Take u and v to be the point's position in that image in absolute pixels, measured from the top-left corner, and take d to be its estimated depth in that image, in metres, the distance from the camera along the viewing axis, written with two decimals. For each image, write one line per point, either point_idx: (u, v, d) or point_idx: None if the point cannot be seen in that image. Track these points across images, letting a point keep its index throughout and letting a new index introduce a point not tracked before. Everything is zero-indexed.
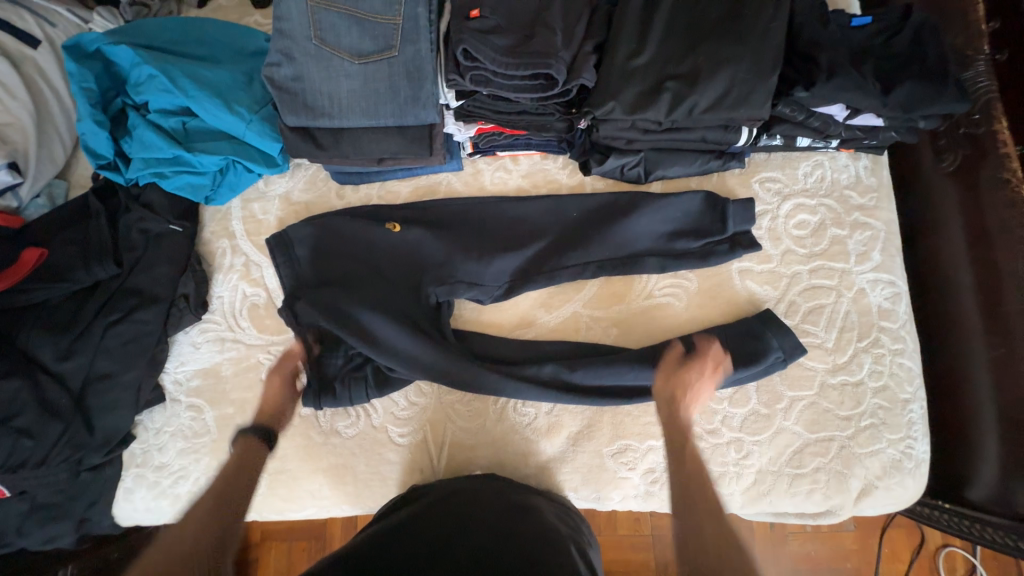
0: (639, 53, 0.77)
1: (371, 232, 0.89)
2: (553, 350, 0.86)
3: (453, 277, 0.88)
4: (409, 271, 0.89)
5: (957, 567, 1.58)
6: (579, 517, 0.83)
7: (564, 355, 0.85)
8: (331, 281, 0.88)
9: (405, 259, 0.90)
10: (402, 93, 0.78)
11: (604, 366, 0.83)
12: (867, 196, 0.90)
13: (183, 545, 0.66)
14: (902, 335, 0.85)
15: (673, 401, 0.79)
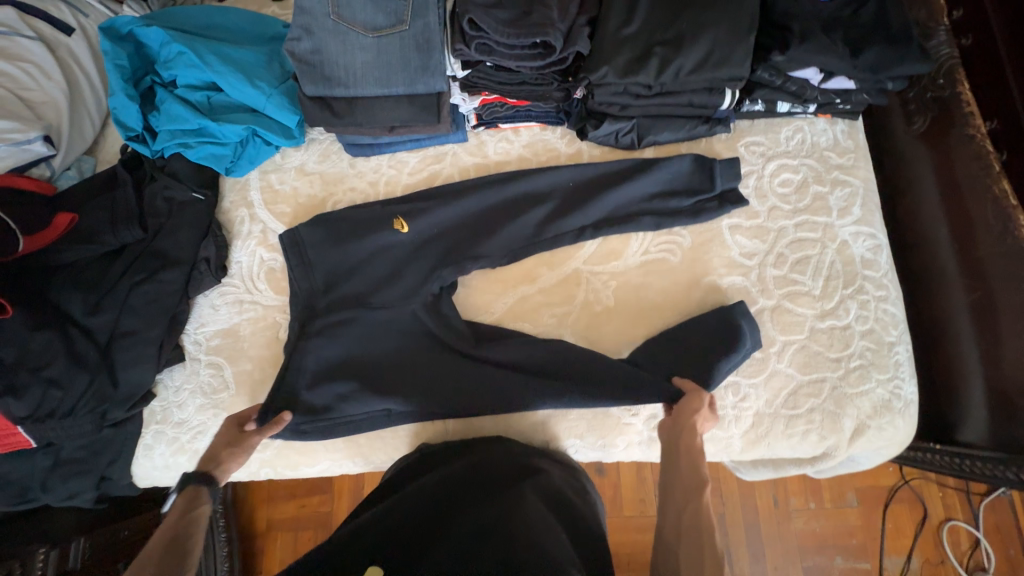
0: (628, 23, 0.84)
1: (378, 232, 0.92)
2: (564, 356, 0.85)
3: (462, 259, 0.91)
4: (417, 267, 0.91)
5: (961, 542, 1.59)
6: (580, 471, 0.85)
7: (575, 366, 0.85)
8: (341, 273, 0.91)
9: (412, 257, 0.92)
10: (412, 63, 0.85)
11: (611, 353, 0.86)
12: (845, 157, 0.97)
13: None
14: (885, 283, 0.91)
15: (691, 456, 0.76)
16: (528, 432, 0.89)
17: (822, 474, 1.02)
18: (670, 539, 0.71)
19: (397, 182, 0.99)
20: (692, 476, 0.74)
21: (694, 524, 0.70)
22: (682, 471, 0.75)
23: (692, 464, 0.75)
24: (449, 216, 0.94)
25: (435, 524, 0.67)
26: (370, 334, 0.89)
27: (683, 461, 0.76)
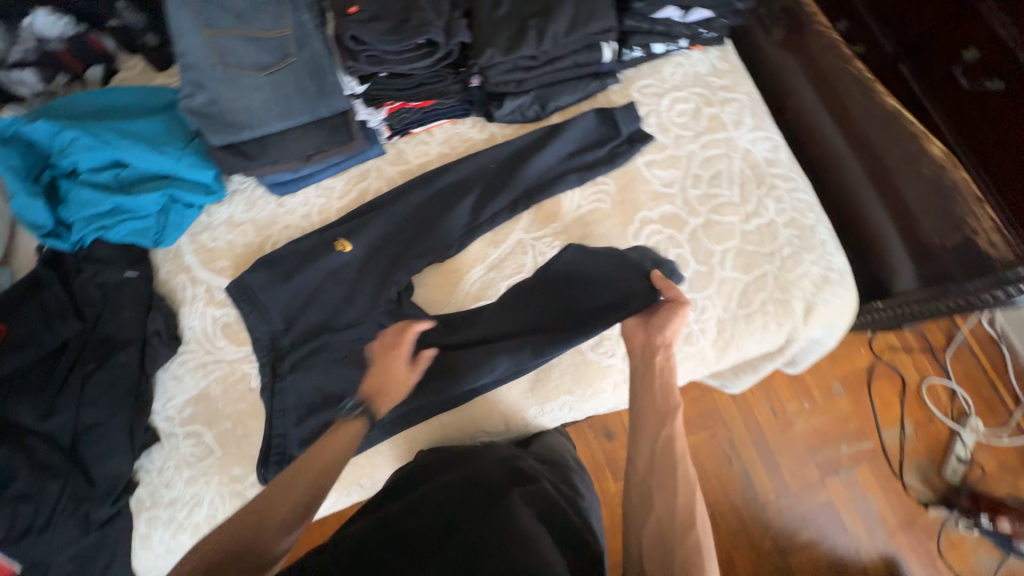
0: (499, 6, 0.91)
1: (324, 255, 0.93)
2: (534, 326, 0.90)
3: (411, 260, 0.94)
4: (370, 280, 0.93)
5: (941, 396, 1.73)
6: (568, 469, 0.91)
7: (542, 331, 0.89)
8: (299, 306, 0.92)
9: (362, 272, 0.94)
10: (309, 90, 0.88)
11: (571, 303, 0.90)
12: (725, 77, 1.07)
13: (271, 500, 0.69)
14: (792, 175, 1.00)
15: (664, 389, 0.80)
16: (520, 403, 0.92)
17: (799, 362, 1.20)
18: (647, 477, 0.76)
19: (330, 208, 1.01)
20: (663, 402, 0.79)
21: (665, 463, 0.76)
22: (647, 410, 0.79)
23: (663, 395, 0.79)
24: (388, 226, 0.97)
25: (430, 540, 0.69)
26: (343, 356, 0.89)
27: (656, 398, 0.79)
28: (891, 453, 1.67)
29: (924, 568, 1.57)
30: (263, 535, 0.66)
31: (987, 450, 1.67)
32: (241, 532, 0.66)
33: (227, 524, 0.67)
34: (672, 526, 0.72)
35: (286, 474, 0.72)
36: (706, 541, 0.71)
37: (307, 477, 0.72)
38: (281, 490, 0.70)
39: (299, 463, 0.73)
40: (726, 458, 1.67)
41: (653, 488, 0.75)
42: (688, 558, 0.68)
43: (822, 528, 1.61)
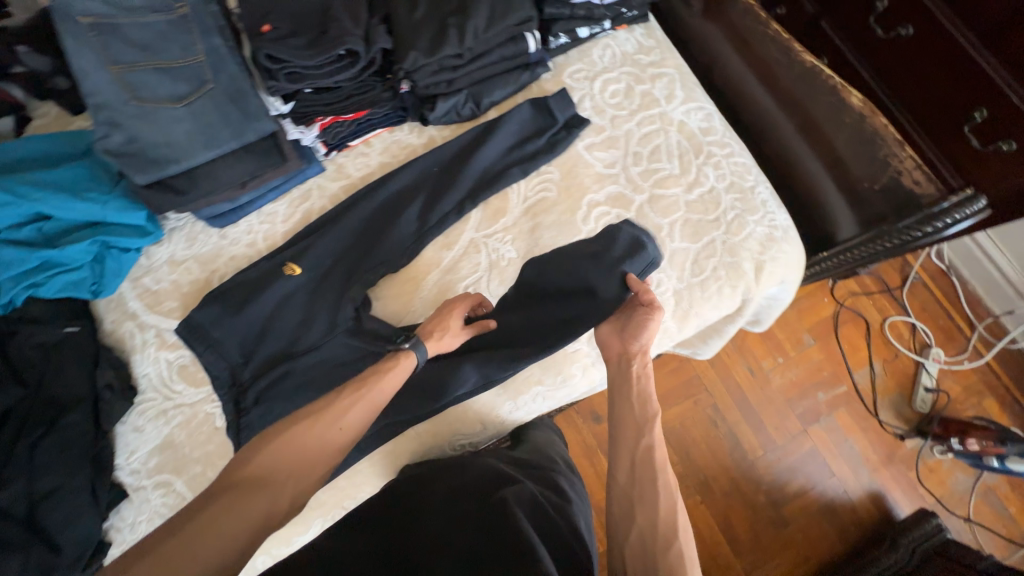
0: (415, 8, 0.90)
1: (273, 282, 0.91)
2: (506, 329, 0.91)
3: (364, 274, 0.93)
4: (326, 300, 0.92)
5: (903, 333, 1.81)
6: (552, 472, 0.96)
7: (515, 336, 0.90)
8: (256, 337, 0.90)
9: (317, 293, 0.92)
10: (232, 115, 0.85)
11: (539, 308, 0.90)
12: (652, 54, 1.08)
13: (297, 447, 0.70)
14: (727, 141, 1.03)
15: (642, 397, 0.76)
16: (494, 401, 0.92)
17: (764, 318, 1.24)
18: (626, 486, 0.73)
19: (276, 233, 0.98)
20: (641, 408, 0.75)
21: (647, 471, 0.73)
22: (629, 416, 0.76)
23: (641, 401, 0.76)
24: (336, 243, 0.95)
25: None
26: (308, 381, 0.88)
27: (634, 406, 0.76)
28: (865, 393, 1.75)
29: (907, 497, 1.65)
30: (314, 465, 0.70)
31: (951, 377, 1.76)
32: (291, 451, 0.69)
33: (276, 443, 0.70)
34: (654, 539, 0.68)
35: (331, 407, 0.73)
36: (690, 554, 0.68)
37: (357, 415, 0.74)
38: (336, 429, 0.72)
39: (346, 403, 0.73)
40: (712, 423, 1.71)
41: (634, 499, 0.72)
42: (672, 571, 0.65)
43: (810, 475, 1.67)
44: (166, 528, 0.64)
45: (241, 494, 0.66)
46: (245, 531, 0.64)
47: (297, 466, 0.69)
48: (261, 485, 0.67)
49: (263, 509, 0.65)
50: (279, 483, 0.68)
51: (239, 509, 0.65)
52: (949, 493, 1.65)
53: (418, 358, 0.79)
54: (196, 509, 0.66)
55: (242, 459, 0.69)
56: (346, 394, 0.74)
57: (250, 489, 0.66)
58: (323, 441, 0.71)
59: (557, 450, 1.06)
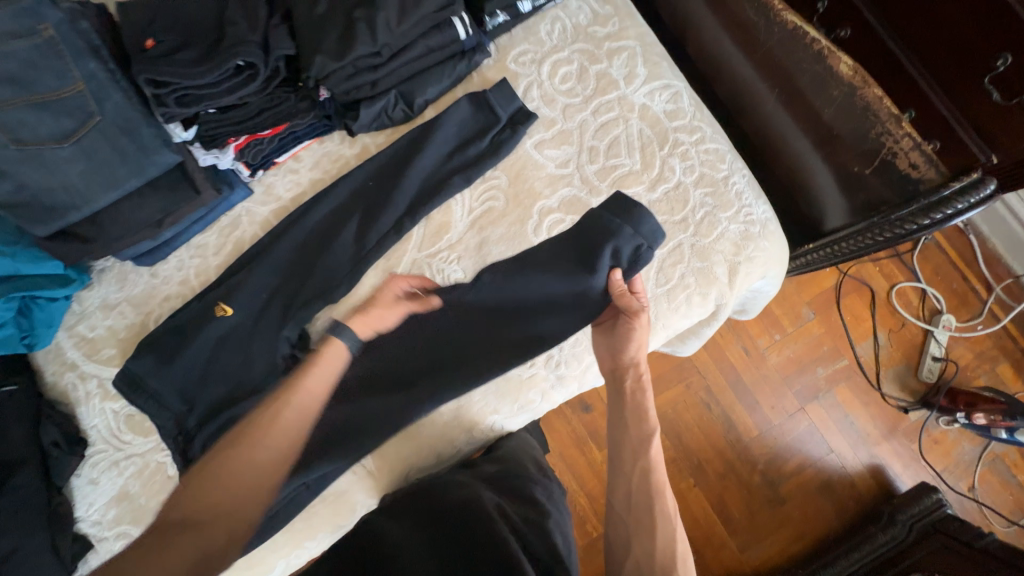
0: (316, 2, 0.78)
1: (204, 325, 0.85)
2: (451, 353, 0.81)
3: (301, 308, 0.86)
4: (264, 339, 0.86)
5: (912, 300, 1.69)
6: (527, 484, 0.80)
7: (467, 358, 0.80)
8: (195, 386, 0.85)
9: (253, 332, 0.87)
10: (127, 150, 0.77)
11: (496, 320, 0.81)
12: (609, 24, 0.94)
13: (237, 469, 0.68)
14: (697, 125, 0.90)
15: (637, 415, 0.76)
16: (449, 432, 0.87)
17: (749, 307, 1.13)
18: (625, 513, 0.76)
19: (208, 267, 0.92)
20: (637, 422, 0.76)
21: (645, 498, 0.74)
22: (632, 436, 0.76)
23: (635, 411, 0.76)
24: (269, 277, 0.89)
25: None
26: None
27: (631, 429, 0.76)
28: (868, 366, 1.66)
29: (908, 470, 1.60)
30: (245, 497, 0.68)
31: (963, 343, 1.65)
32: (214, 487, 0.68)
33: (202, 476, 0.69)
34: (650, 568, 0.70)
35: (259, 422, 0.71)
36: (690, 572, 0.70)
37: (284, 427, 0.70)
38: (261, 448, 0.69)
39: (276, 411, 0.71)
40: (703, 406, 1.64)
41: (638, 528, 0.73)
42: None
43: (807, 453, 1.62)
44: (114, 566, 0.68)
45: (171, 535, 0.67)
46: (178, 567, 0.65)
47: (221, 503, 0.67)
48: (189, 526, 0.67)
49: (194, 547, 0.66)
50: (208, 525, 0.67)
51: (175, 547, 0.66)
52: (953, 465, 1.59)
53: (346, 341, 0.73)
54: (142, 545, 0.69)
55: (173, 497, 0.69)
56: (275, 403, 0.72)
57: (181, 528, 0.67)
58: (249, 469, 0.68)
59: (532, 454, 0.89)
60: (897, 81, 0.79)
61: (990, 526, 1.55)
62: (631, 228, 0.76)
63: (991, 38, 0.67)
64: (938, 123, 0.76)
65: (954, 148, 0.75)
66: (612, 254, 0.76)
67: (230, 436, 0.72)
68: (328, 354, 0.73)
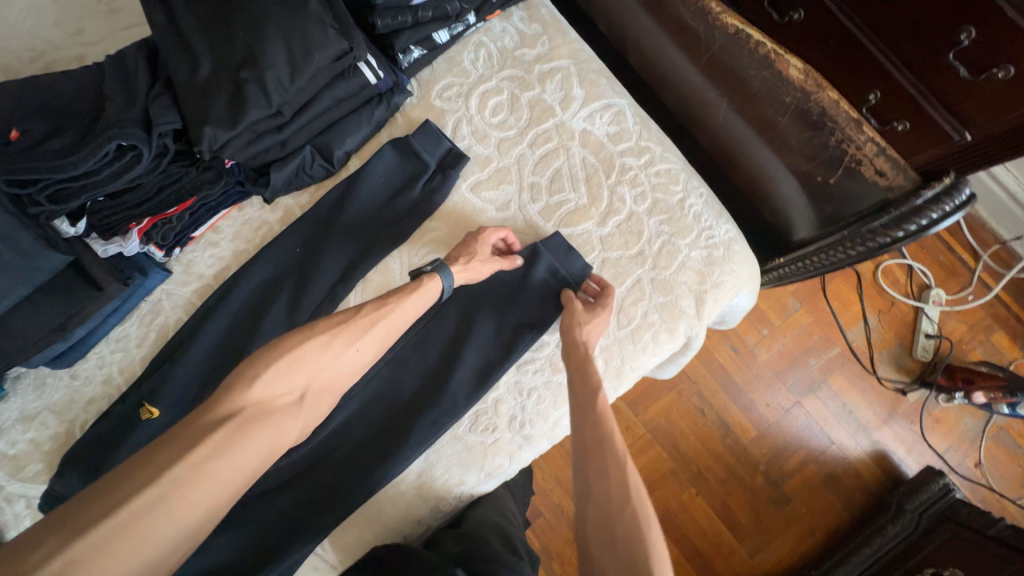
0: (198, 66, 0.70)
1: (132, 431, 0.78)
2: (402, 423, 0.78)
3: None
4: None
5: (898, 277, 1.59)
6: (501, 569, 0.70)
7: (410, 426, 0.78)
8: None
9: None
10: (7, 258, 0.68)
11: (447, 376, 0.79)
12: (538, 45, 0.86)
13: (323, 369, 0.62)
14: (644, 145, 0.82)
15: (581, 365, 0.69)
16: (415, 513, 0.78)
17: (728, 320, 1.03)
18: (579, 459, 0.61)
19: (132, 362, 0.83)
20: (585, 387, 0.66)
21: (594, 430, 0.61)
22: (581, 399, 0.65)
23: (582, 379, 0.67)
24: (200, 367, 0.81)
25: None
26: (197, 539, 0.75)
27: (580, 378, 0.68)
28: (860, 351, 1.54)
29: (914, 453, 1.49)
30: (326, 391, 0.63)
31: (955, 317, 1.57)
32: (296, 374, 0.59)
33: (283, 361, 0.59)
34: (609, 506, 0.55)
35: (349, 325, 0.64)
36: (650, 514, 0.55)
37: (376, 337, 0.66)
38: (351, 351, 0.64)
39: (365, 323, 0.65)
40: (699, 412, 1.49)
41: (586, 472, 0.59)
42: (632, 549, 0.52)
43: (811, 446, 1.48)
44: (145, 469, 0.49)
45: (243, 430, 0.54)
46: (250, 464, 0.55)
47: (307, 389, 0.61)
48: (271, 415, 0.57)
49: (269, 439, 0.56)
50: (286, 415, 0.59)
51: (246, 439, 0.54)
52: (958, 442, 1.50)
53: (445, 282, 0.73)
54: (175, 442, 0.51)
55: (244, 387, 0.56)
56: (363, 316, 0.66)
57: (254, 418, 0.56)
58: (333, 371, 0.63)
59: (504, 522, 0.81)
60: (860, 62, 0.75)
61: (1003, 506, 1.46)
62: (553, 254, 0.79)
63: (951, 12, 0.63)
64: (906, 102, 0.73)
65: (925, 128, 0.72)
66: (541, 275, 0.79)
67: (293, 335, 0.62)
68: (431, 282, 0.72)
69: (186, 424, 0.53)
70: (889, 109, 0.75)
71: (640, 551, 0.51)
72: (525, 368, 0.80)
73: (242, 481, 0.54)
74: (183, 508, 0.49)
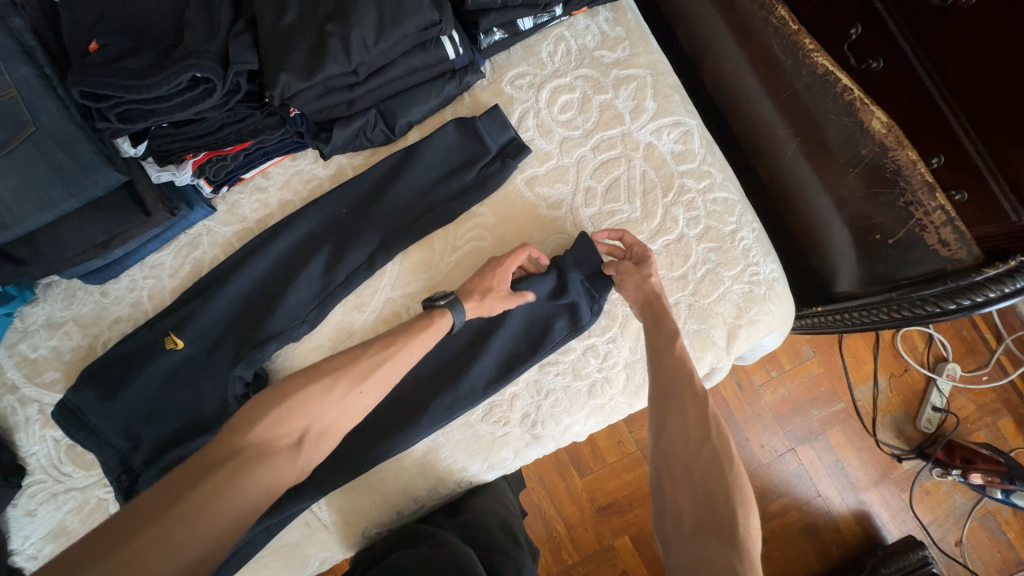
0: (284, 11, 0.70)
1: (154, 357, 0.79)
2: (416, 399, 0.79)
3: (256, 345, 0.78)
4: (215, 376, 0.80)
5: (917, 345, 1.55)
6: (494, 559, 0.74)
7: (421, 403, 0.78)
8: (148, 417, 0.79)
9: (210, 365, 0.80)
10: (65, 167, 0.69)
11: (469, 362, 0.79)
12: (618, 49, 0.85)
13: (327, 403, 0.61)
14: (706, 170, 0.81)
15: (654, 315, 0.69)
16: (413, 488, 0.79)
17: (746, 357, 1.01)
18: (656, 402, 0.61)
19: (162, 290, 0.83)
20: (660, 336, 0.66)
21: (672, 380, 0.61)
22: (658, 342, 0.66)
23: (656, 327, 0.68)
24: (229, 308, 0.81)
25: None
26: None
27: (656, 331, 0.68)
28: (865, 412, 1.52)
29: (896, 519, 1.47)
30: (328, 430, 0.62)
31: (965, 394, 1.53)
32: (298, 415, 0.60)
33: (287, 404, 0.60)
34: (688, 444, 0.57)
35: (358, 363, 0.65)
36: (730, 452, 0.56)
37: (381, 379, 0.66)
38: (354, 394, 0.63)
39: (374, 363, 0.65)
40: None
41: (663, 415, 0.59)
42: (711, 482, 0.54)
43: (797, 494, 1.47)
44: (117, 533, 0.49)
45: (242, 469, 0.55)
46: (246, 509, 0.55)
47: (308, 431, 0.60)
48: (269, 458, 0.57)
49: (263, 487, 0.56)
50: (284, 458, 0.58)
51: (223, 501, 0.53)
52: (943, 517, 1.48)
53: (457, 319, 0.72)
54: (147, 511, 0.51)
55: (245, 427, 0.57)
56: (372, 354, 0.66)
57: (252, 462, 0.56)
58: (337, 412, 0.62)
59: (500, 514, 0.81)
60: (930, 124, 0.70)
61: None
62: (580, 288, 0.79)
63: None
64: (968, 173, 0.67)
65: (983, 203, 0.66)
66: (574, 282, 0.79)
67: (311, 369, 0.64)
68: (439, 319, 0.71)
69: (165, 484, 0.54)
70: (946, 178, 0.70)
71: (720, 487, 0.53)
72: (548, 368, 0.80)
73: (231, 532, 0.53)
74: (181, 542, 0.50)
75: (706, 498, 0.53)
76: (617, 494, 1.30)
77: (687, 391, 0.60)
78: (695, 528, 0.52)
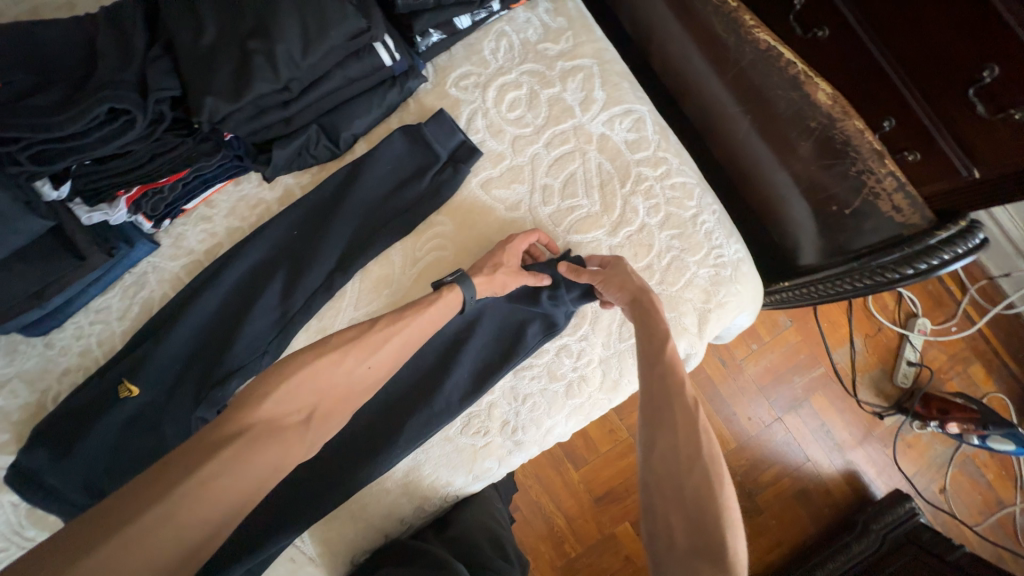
0: (202, 31, 0.66)
1: (110, 407, 0.75)
2: (391, 419, 0.77)
3: (217, 383, 0.74)
4: (178, 419, 0.76)
5: (888, 303, 1.59)
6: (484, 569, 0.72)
7: (394, 423, 0.76)
8: (110, 470, 0.75)
9: (171, 408, 0.76)
10: None
11: (443, 375, 0.78)
12: (561, 40, 0.83)
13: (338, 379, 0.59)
14: (662, 155, 0.81)
15: (646, 319, 0.64)
16: (399, 509, 0.77)
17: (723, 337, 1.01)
18: (647, 415, 0.56)
19: (112, 335, 0.79)
20: (652, 340, 0.61)
21: (664, 391, 0.56)
22: (650, 346, 0.61)
23: (648, 330, 0.63)
24: (185, 346, 0.77)
25: None
26: None
27: (648, 337, 0.62)
28: (844, 374, 1.55)
29: (883, 475, 1.51)
30: (336, 408, 0.60)
31: (937, 347, 1.57)
32: (305, 390, 0.57)
33: (292, 380, 0.56)
34: (679, 463, 0.52)
35: (367, 337, 0.61)
36: (722, 472, 0.51)
37: (387, 357, 0.63)
38: (363, 368, 0.61)
39: (381, 338, 0.62)
40: None
41: (654, 429, 0.55)
42: (702, 504, 0.49)
43: (787, 462, 1.49)
44: (110, 521, 0.44)
45: (255, 444, 0.51)
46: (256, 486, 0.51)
47: (318, 407, 0.58)
48: (279, 434, 0.54)
49: (268, 467, 0.52)
50: (295, 434, 0.55)
51: (212, 500, 0.47)
52: (926, 467, 1.52)
53: (465, 292, 0.70)
54: (142, 491, 0.46)
55: (252, 403, 0.53)
56: (379, 328, 0.63)
57: (262, 439, 0.52)
58: (348, 384, 0.60)
59: (490, 525, 0.80)
60: (880, 89, 0.70)
61: (961, 532, 1.49)
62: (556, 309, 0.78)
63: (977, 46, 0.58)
64: (918, 134, 0.68)
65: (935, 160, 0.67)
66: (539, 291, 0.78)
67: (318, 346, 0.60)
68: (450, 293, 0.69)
69: (166, 462, 0.49)
70: (899, 139, 0.70)
71: (710, 509, 0.49)
72: (523, 373, 0.79)
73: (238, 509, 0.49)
74: (192, 517, 0.46)
75: (697, 521, 0.49)
76: (613, 483, 1.31)
77: (680, 404, 0.54)
78: (688, 550, 0.48)
